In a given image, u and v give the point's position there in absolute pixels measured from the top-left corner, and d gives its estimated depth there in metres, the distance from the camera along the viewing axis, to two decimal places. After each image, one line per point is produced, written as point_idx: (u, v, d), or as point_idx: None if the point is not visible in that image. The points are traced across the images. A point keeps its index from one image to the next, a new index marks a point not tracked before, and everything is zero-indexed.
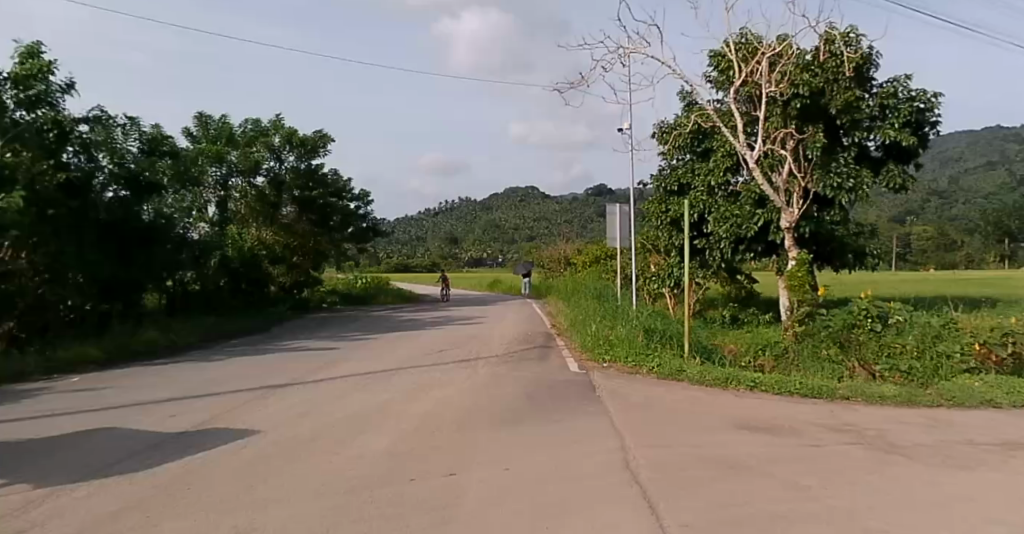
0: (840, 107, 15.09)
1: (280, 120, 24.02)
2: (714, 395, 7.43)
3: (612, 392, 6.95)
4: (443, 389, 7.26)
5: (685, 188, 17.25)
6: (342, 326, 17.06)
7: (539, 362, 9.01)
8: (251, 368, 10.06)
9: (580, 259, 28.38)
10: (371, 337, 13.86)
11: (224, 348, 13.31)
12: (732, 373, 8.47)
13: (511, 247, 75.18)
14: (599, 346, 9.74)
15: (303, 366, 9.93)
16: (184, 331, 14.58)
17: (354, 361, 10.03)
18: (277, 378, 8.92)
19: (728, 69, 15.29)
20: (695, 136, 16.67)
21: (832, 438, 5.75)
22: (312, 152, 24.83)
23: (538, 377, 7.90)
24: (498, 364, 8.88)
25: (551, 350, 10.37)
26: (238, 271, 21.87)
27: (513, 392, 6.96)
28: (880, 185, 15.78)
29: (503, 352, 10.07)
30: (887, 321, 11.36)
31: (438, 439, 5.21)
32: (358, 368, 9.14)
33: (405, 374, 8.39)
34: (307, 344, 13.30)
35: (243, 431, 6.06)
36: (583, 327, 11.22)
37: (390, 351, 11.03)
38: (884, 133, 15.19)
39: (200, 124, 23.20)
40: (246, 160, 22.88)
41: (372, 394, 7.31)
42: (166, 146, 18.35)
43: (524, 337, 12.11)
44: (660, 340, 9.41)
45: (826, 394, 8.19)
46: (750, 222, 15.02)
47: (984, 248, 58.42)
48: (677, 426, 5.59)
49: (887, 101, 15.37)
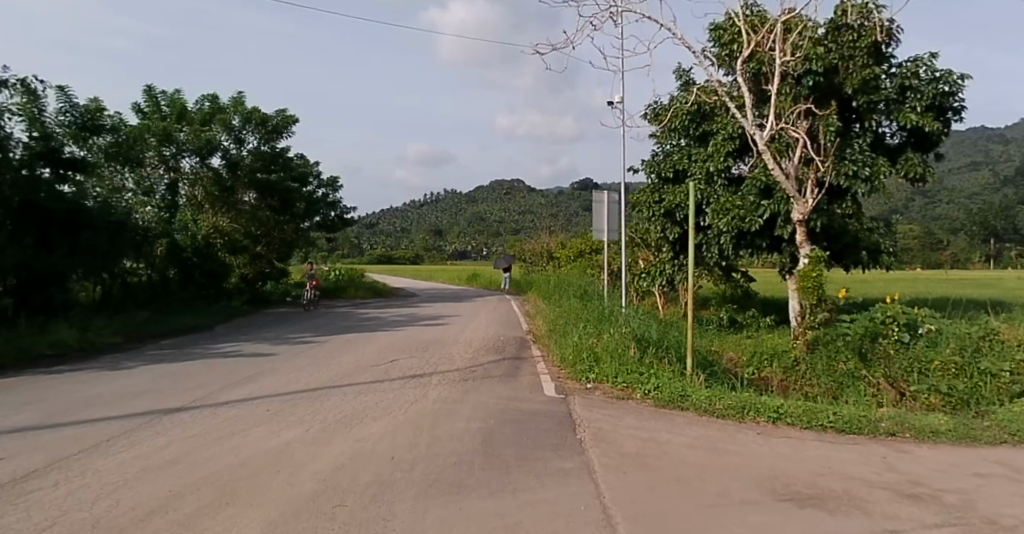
0: (856, 86, 13.42)
1: (241, 97, 21.46)
2: (731, 433, 5.68)
3: (597, 432, 5.16)
4: (373, 423, 5.47)
5: (681, 174, 15.46)
6: (295, 324, 15.20)
7: (508, 381, 7.22)
8: (155, 382, 8.22)
9: (563, 254, 26.68)
10: (321, 339, 12.04)
11: (148, 351, 11.42)
12: (748, 400, 6.73)
13: (495, 239, 73.47)
14: (579, 359, 7.95)
15: (219, 380, 8.10)
16: (105, 330, 12.69)
17: (283, 374, 8.22)
18: (175, 397, 7.09)
19: (731, 43, 13.44)
20: (692, 116, 15.01)
21: (911, 515, 3.99)
22: (275, 133, 22.39)
23: (504, 403, 6.11)
24: (456, 384, 7.08)
25: (523, 363, 8.61)
26: (190, 260, 19.94)
27: (466, 431, 5.15)
28: (897, 175, 14.14)
29: (464, 365, 8.25)
30: (917, 331, 10.06)
31: (331, 526, 3.41)
32: (281, 386, 7.30)
33: (332, 398, 6.56)
34: (245, 347, 11.45)
35: (70, 496, 4.22)
36: (563, 334, 9.46)
37: (332, 361, 9.19)
38: (904, 117, 13.48)
39: (149, 97, 20.79)
40: (196, 138, 19.98)
41: (277, 430, 5.48)
42: (101, 121, 16.50)
43: (495, 344, 10.29)
44: (656, 354, 7.68)
45: (866, 430, 6.48)
46: (754, 215, 13.16)
47: (970, 248, 56.47)
48: (691, 500, 3.83)
49: (908, 82, 13.66)
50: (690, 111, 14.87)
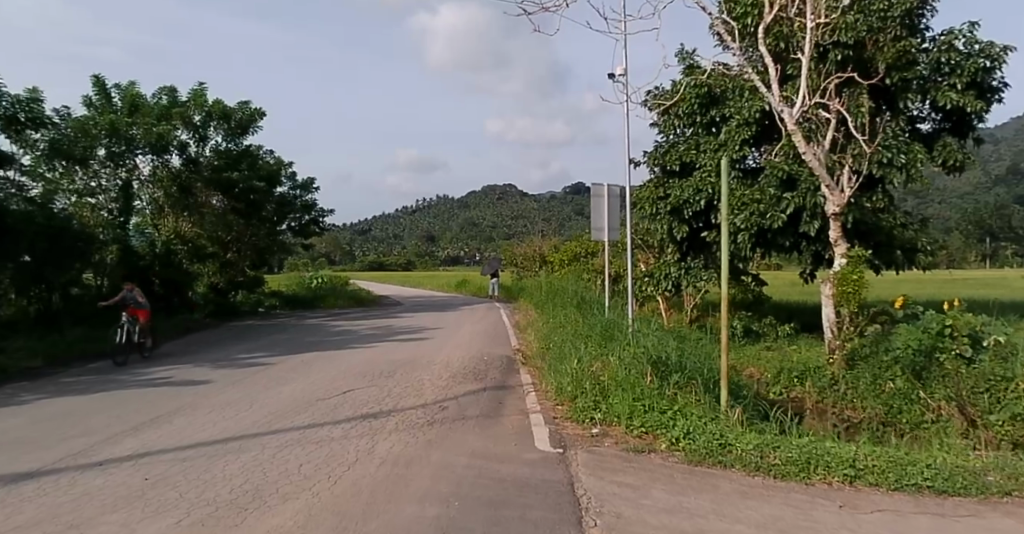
0: (890, 61, 11.85)
1: (201, 89, 19.54)
2: (804, 511, 3.90)
3: (615, 525, 3.37)
4: (281, 510, 3.64)
5: (688, 166, 13.74)
6: (254, 341, 13.29)
7: (486, 424, 5.42)
8: (35, 424, 6.34)
9: (557, 257, 24.98)
10: (274, 360, 10.20)
11: (64, 377, 9.48)
12: (811, 449, 4.97)
13: (487, 244, 71.66)
14: (580, 391, 6.19)
15: (116, 422, 6.24)
16: (23, 353, 10.75)
17: (200, 414, 6.39)
18: (38, 454, 5.23)
19: (744, 15, 11.72)
20: (702, 100, 13.43)
21: None
22: (239, 130, 20.57)
23: (478, 465, 4.31)
24: (416, 430, 5.27)
25: (508, 394, 6.82)
26: (147, 269, 17.82)
27: (413, 526, 3.34)
28: (933, 163, 12.71)
29: (433, 400, 6.46)
30: (982, 345, 8.34)
31: None
32: (184, 436, 5.47)
33: (239, 459, 4.71)
34: (180, 370, 9.53)
35: None
36: (561, 351, 7.76)
37: (271, 393, 7.37)
38: (943, 97, 11.99)
39: (100, 90, 18.58)
40: (149, 135, 17.87)
41: (135, 521, 3.65)
42: (37, 111, 14.28)
43: (476, 368, 8.48)
44: (678, 383, 5.96)
45: (973, 489, 4.68)
46: (776, 210, 11.40)
47: (965, 247, 53.85)
48: None
49: (946, 57, 12.16)
50: (698, 94, 13.33)
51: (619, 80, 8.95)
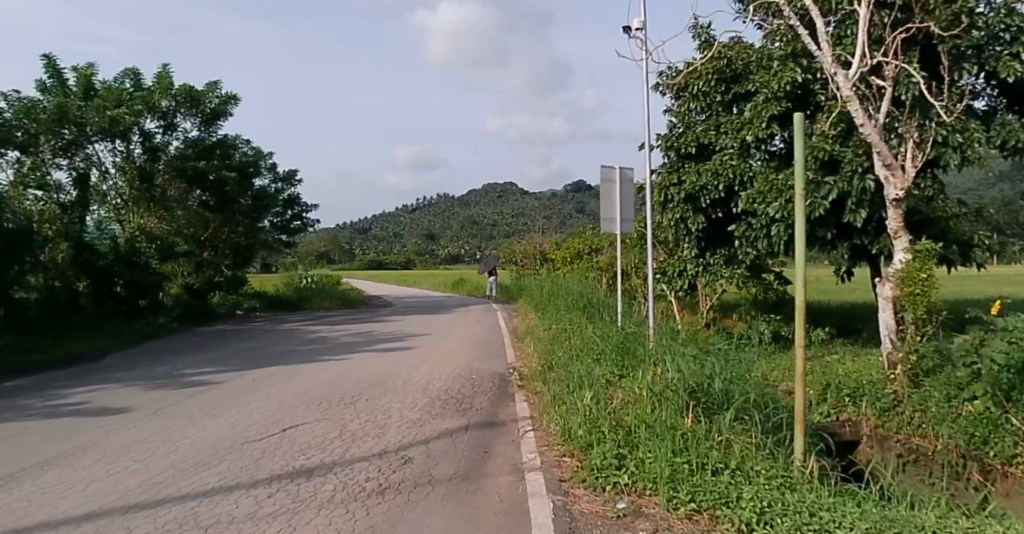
0: (945, 24, 9.99)
1: (166, 71, 17.78)
2: None
3: None
4: None
5: (707, 150, 12.07)
6: (214, 351, 11.63)
7: (464, 496, 3.73)
8: None
9: (559, 254, 23.32)
10: (223, 377, 8.54)
11: None
12: None
13: (487, 242, 69.94)
14: (597, 435, 4.51)
15: None
16: None
17: (81, 464, 4.71)
18: None
19: None
20: (720, 76, 11.78)
21: None
22: (211, 117, 18.81)
23: None
24: (362, 503, 3.59)
25: (495, 436, 5.17)
26: (110, 270, 15.93)
27: None
28: (991, 145, 10.98)
29: (397, 445, 4.79)
30: None
31: None
32: (30, 510, 3.80)
33: None
34: (107, 392, 7.86)
35: None
36: (565, 372, 6.13)
37: (197, 429, 5.70)
38: (1005, 66, 10.21)
39: (53, 72, 16.85)
40: (102, 118, 16.10)
41: None
42: None
43: (460, 393, 6.84)
44: (732, 425, 4.30)
45: None
46: (815, 196, 9.68)
47: None
48: None
49: (1010, 20, 10.37)
50: (717, 69, 11.67)
51: (637, 35, 7.30)
